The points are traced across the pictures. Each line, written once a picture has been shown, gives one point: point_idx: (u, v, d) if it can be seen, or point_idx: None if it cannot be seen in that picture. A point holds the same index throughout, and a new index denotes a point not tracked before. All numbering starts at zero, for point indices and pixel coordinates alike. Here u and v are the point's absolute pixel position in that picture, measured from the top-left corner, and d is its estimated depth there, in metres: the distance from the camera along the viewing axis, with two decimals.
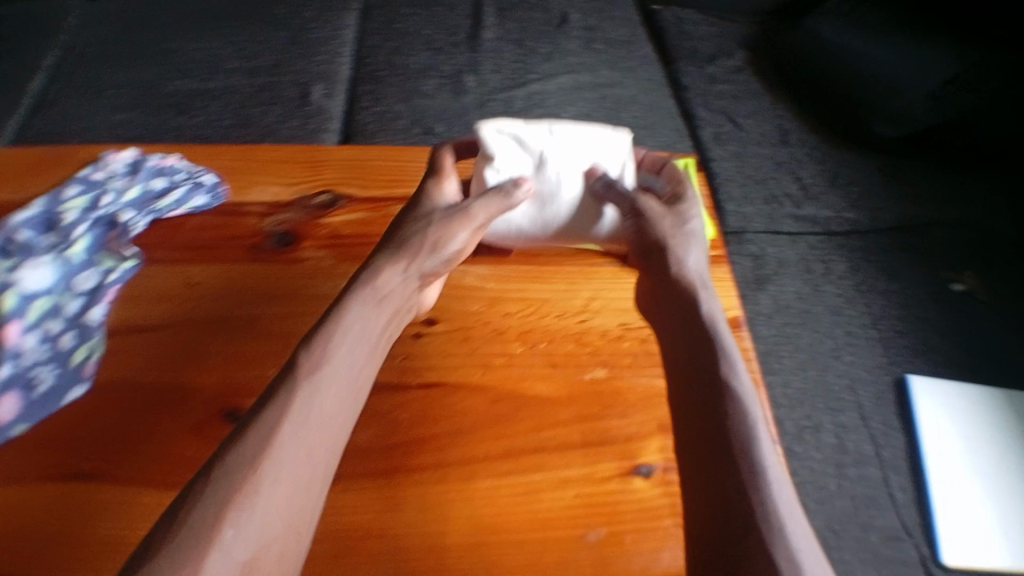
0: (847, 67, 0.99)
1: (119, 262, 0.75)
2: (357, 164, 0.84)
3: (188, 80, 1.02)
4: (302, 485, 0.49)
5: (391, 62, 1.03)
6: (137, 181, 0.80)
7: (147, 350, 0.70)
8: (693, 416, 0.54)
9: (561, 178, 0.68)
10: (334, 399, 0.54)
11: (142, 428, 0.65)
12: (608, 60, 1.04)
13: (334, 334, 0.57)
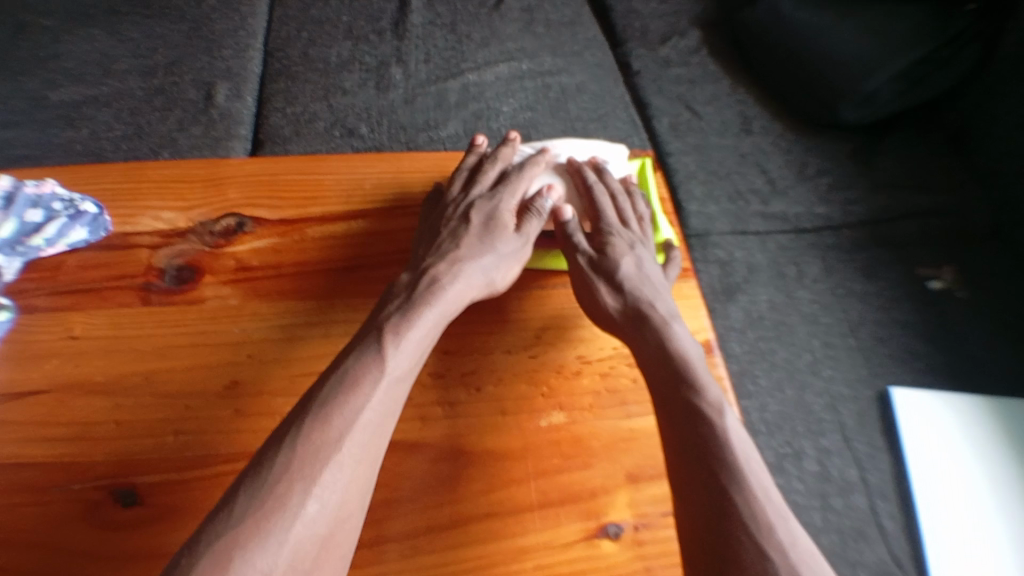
0: (807, 43, 0.90)
1: None
2: (266, 178, 0.72)
3: (73, 85, 0.88)
4: (341, 533, 0.44)
5: (307, 55, 0.90)
6: (9, 214, 0.64)
7: (20, 421, 0.58)
8: (688, 435, 0.52)
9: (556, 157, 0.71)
10: (382, 426, 0.49)
11: (25, 518, 0.53)
12: (551, 44, 0.93)
13: (393, 352, 0.52)
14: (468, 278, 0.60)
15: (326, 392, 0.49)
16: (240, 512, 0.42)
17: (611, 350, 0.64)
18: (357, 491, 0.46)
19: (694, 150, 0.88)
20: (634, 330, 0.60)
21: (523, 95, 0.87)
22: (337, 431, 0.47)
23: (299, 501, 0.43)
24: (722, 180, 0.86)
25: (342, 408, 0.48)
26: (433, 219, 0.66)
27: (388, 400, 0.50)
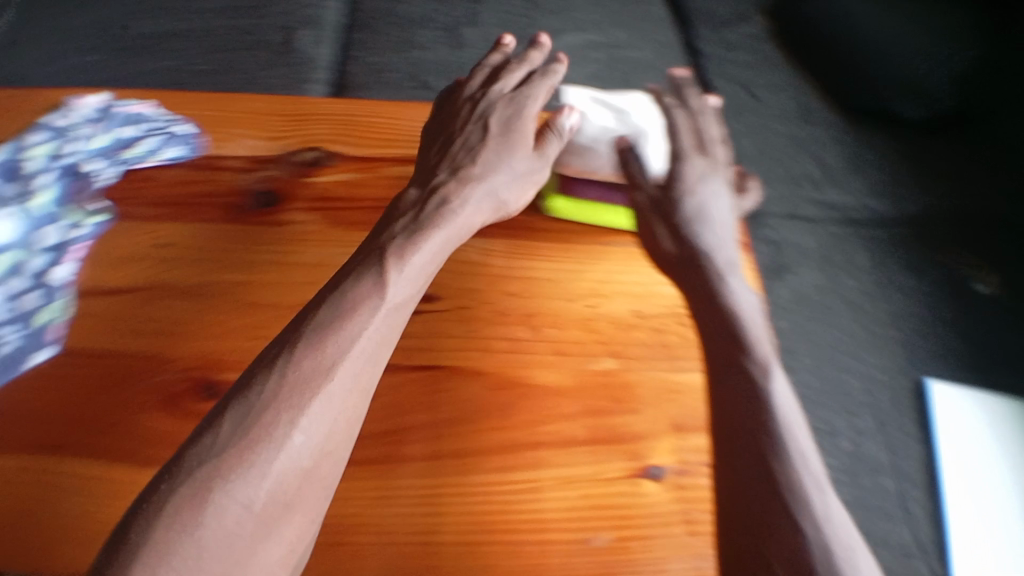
0: (863, 41, 0.95)
1: (86, 216, 0.68)
2: (346, 118, 0.75)
3: (161, 22, 0.91)
4: (326, 466, 0.44)
5: (383, 10, 0.92)
6: (108, 130, 0.74)
7: (109, 315, 0.62)
8: (726, 400, 0.50)
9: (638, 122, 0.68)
10: (379, 353, 0.48)
11: (104, 402, 0.57)
12: (620, 20, 0.96)
13: (393, 282, 0.51)
14: (477, 203, 0.62)
15: (322, 318, 0.48)
16: (224, 438, 0.42)
17: (665, 307, 0.66)
18: (342, 423, 0.45)
19: (753, 132, 0.90)
20: (684, 274, 0.61)
21: (591, 65, 0.89)
22: (324, 363, 0.45)
23: (281, 429, 0.43)
24: (779, 164, 0.89)
25: (334, 338, 0.46)
26: (445, 134, 0.69)
27: (385, 329, 0.49)
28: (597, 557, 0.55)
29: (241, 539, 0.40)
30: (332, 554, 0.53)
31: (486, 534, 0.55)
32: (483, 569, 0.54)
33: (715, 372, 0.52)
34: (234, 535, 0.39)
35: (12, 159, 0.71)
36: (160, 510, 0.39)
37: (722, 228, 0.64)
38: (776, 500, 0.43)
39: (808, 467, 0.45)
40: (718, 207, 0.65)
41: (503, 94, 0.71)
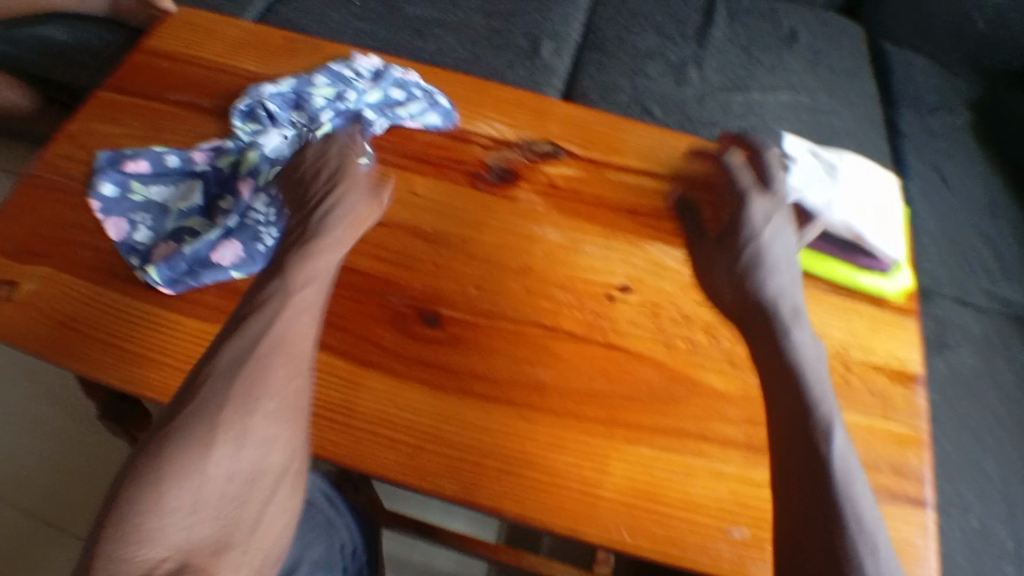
0: None
1: (353, 151, 0.80)
2: (581, 124, 0.86)
3: (425, 6, 1.03)
4: (274, 426, 0.49)
5: (619, 37, 1.03)
6: (379, 87, 0.85)
7: (363, 240, 0.75)
8: (785, 439, 0.48)
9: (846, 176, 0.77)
10: (304, 330, 0.53)
11: (348, 308, 0.71)
12: (831, 87, 1.02)
13: (297, 264, 0.56)
14: (333, 227, 0.61)
15: (252, 313, 0.53)
16: (177, 433, 0.45)
17: (831, 348, 0.73)
18: (284, 389, 0.50)
19: (937, 215, 0.96)
20: (756, 326, 0.56)
21: (797, 123, 0.96)
22: (247, 338, 0.51)
23: (234, 400, 0.48)
24: (957, 250, 0.93)
25: (253, 315, 0.52)
26: (297, 179, 0.66)
27: (307, 302, 0.55)
28: (734, 547, 0.61)
29: (226, 490, 0.45)
30: (506, 476, 0.63)
31: (639, 498, 0.63)
32: (632, 526, 0.61)
33: (769, 398, 0.51)
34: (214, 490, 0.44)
35: (300, 91, 0.84)
36: (137, 477, 0.42)
37: (790, 271, 0.60)
38: (828, 527, 0.43)
39: (859, 488, 0.46)
40: (781, 242, 0.63)
41: (347, 144, 0.68)
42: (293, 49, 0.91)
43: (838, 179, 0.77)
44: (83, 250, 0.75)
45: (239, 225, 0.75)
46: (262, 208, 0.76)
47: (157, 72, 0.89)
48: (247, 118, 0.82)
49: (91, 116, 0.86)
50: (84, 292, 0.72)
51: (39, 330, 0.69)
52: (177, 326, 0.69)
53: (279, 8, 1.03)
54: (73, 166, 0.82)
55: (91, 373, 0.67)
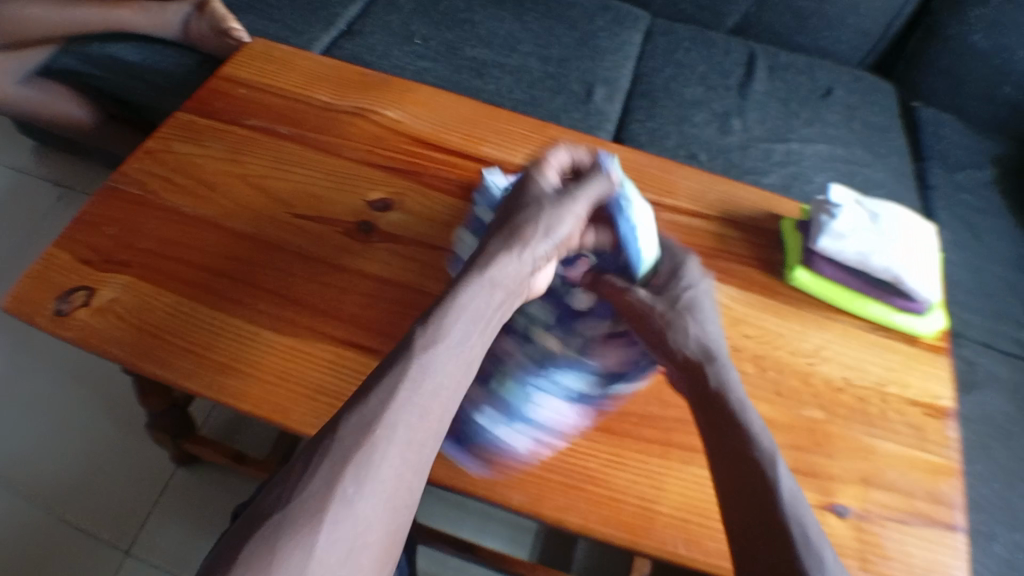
0: None
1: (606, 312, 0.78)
2: (635, 166, 0.92)
3: (486, 49, 1.09)
4: (383, 516, 0.44)
5: (667, 86, 1.09)
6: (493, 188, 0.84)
7: (432, 264, 0.80)
8: (738, 490, 0.56)
9: (888, 220, 0.83)
10: (425, 407, 0.50)
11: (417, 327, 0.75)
12: (864, 141, 1.08)
13: (425, 335, 0.54)
14: (525, 256, 0.63)
15: (377, 384, 0.50)
16: (297, 504, 0.43)
17: (870, 383, 0.77)
18: (397, 475, 0.46)
19: (966, 264, 1.01)
20: (709, 399, 0.65)
21: (833, 173, 1.02)
22: (369, 416, 0.47)
23: (348, 485, 0.44)
24: (984, 298, 0.98)
25: (378, 391, 0.49)
26: (511, 205, 0.69)
27: (431, 378, 0.51)
28: None
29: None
30: (570, 490, 0.66)
31: (695, 515, 0.66)
32: (688, 541, 0.65)
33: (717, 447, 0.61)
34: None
35: None
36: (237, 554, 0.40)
37: (707, 314, 0.73)
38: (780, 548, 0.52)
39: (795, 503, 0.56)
40: (703, 305, 0.74)
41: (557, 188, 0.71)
42: (366, 84, 0.97)
43: (879, 223, 0.83)
44: (165, 261, 0.79)
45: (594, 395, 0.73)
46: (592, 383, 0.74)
47: (234, 97, 0.94)
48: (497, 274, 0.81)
49: (172, 133, 0.90)
50: (167, 301, 0.76)
51: (125, 336, 0.73)
52: (256, 339, 0.73)
53: (347, 44, 1.09)
54: (154, 180, 0.86)
55: (174, 379, 0.70)
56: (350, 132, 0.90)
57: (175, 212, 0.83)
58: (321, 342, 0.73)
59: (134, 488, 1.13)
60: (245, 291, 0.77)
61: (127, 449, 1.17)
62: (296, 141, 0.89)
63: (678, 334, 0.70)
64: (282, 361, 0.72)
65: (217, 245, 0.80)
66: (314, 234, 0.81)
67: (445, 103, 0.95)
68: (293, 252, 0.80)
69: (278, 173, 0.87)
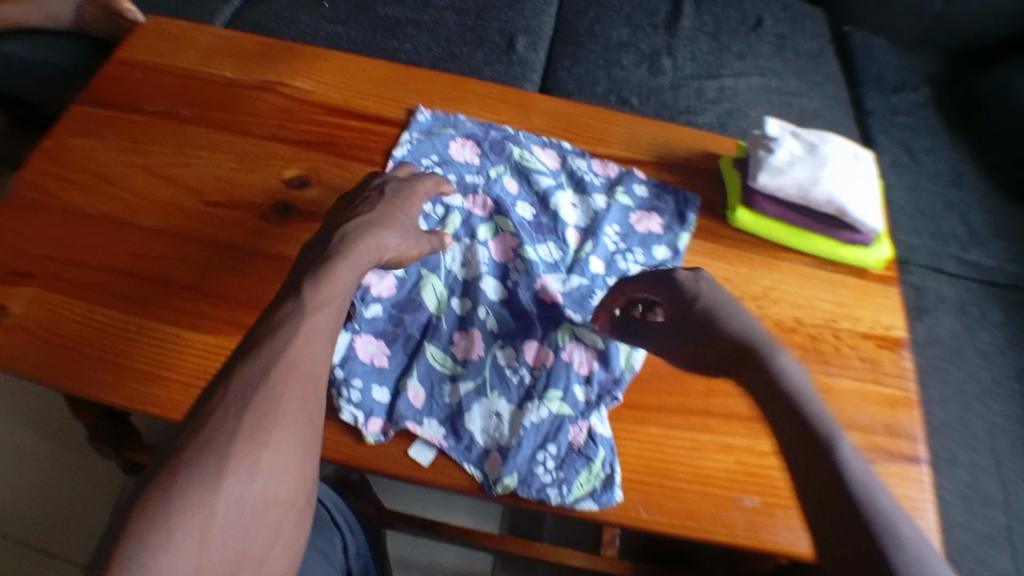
0: (1010, 125, 1.05)
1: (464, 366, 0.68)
2: (563, 116, 0.87)
3: (397, 6, 1.02)
4: (291, 453, 0.43)
5: (592, 29, 1.04)
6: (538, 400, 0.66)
7: None
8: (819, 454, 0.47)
9: (824, 146, 0.80)
10: (317, 354, 0.48)
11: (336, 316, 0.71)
12: (799, 69, 1.05)
13: (314, 288, 0.53)
14: (355, 251, 0.59)
15: (264, 340, 0.47)
16: (153, 506, 0.38)
17: (821, 320, 0.77)
18: (299, 413, 0.45)
19: (907, 187, 1.00)
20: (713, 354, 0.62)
21: (769, 106, 0.98)
22: (263, 364, 0.46)
23: (244, 436, 0.42)
24: (929, 219, 0.97)
25: (266, 340, 0.47)
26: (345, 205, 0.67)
27: (323, 327, 0.50)
28: (747, 514, 0.63)
29: (236, 527, 0.39)
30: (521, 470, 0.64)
31: (655, 476, 0.64)
32: (649, 506, 0.63)
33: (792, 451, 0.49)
34: (221, 538, 0.38)
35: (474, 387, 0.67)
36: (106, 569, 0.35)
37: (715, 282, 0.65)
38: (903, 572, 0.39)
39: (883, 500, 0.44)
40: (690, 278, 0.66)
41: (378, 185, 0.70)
42: (271, 53, 0.89)
43: (812, 149, 0.79)
44: (68, 269, 0.73)
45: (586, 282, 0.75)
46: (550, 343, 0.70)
47: (129, 82, 0.86)
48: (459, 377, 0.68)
49: (65, 129, 0.83)
50: (75, 312, 0.70)
51: (35, 353, 0.67)
52: (176, 339, 0.68)
53: (248, 13, 1.01)
54: (50, 181, 0.79)
55: (94, 393, 0.65)
56: (258, 108, 0.84)
57: (77, 212, 0.77)
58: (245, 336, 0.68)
59: (77, 500, 1.00)
60: (159, 291, 0.71)
61: (63, 462, 1.03)
62: (201, 123, 0.83)
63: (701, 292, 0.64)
64: (207, 360, 0.67)
65: (125, 244, 0.74)
66: (229, 222, 0.76)
67: (359, 67, 0.88)
68: (207, 242, 0.74)
69: (184, 160, 0.80)
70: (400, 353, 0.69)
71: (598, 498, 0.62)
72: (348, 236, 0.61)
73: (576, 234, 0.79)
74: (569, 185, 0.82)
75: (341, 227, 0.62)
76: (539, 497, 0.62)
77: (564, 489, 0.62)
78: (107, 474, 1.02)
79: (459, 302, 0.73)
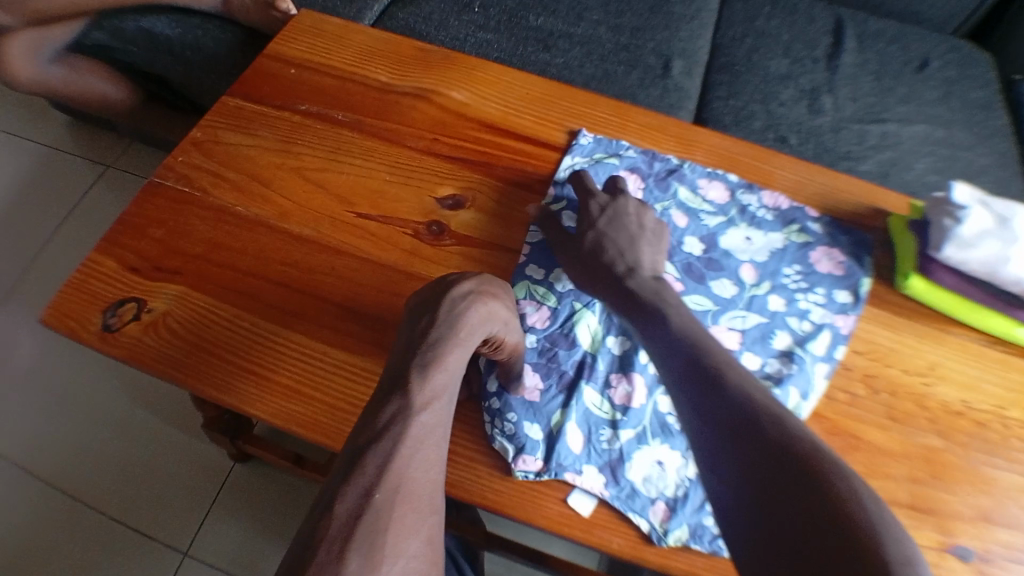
0: None
1: (623, 411, 0.66)
2: (724, 153, 0.83)
3: (551, 18, 0.98)
4: None
5: (749, 58, 0.99)
6: None
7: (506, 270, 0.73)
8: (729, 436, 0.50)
9: (1019, 217, 0.73)
10: (422, 468, 0.49)
11: None
12: (966, 120, 0.99)
13: (419, 386, 0.53)
14: (465, 343, 0.57)
15: (370, 453, 0.48)
16: None
17: (990, 406, 0.72)
18: (413, 537, 0.45)
19: None
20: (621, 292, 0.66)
21: (936, 159, 0.92)
22: (368, 481, 0.46)
23: (354, 567, 0.42)
24: None
25: (373, 452, 0.48)
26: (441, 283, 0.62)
27: (429, 430, 0.51)
28: None
29: None
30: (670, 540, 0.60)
31: None
32: None
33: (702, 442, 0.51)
34: None
35: (639, 431, 0.65)
36: None
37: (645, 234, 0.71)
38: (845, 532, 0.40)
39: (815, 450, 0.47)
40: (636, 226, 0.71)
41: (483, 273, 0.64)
42: (428, 60, 0.87)
43: (1006, 221, 0.73)
44: (216, 269, 0.72)
45: (764, 324, 0.73)
46: None
47: (284, 78, 0.85)
48: (623, 418, 0.65)
49: (217, 120, 0.82)
50: (221, 315, 0.69)
51: (181, 354, 0.67)
52: (325, 357, 0.67)
53: (399, 12, 0.98)
54: (199, 174, 0.78)
55: (237, 404, 0.64)
56: (412, 117, 0.82)
57: (226, 211, 0.76)
58: None
59: (184, 484, 1.01)
60: (307, 302, 0.70)
61: (170, 444, 1.04)
62: (355, 128, 0.81)
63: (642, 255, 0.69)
64: (355, 383, 0.66)
65: (273, 249, 0.73)
66: (380, 238, 0.74)
67: (516, 82, 0.85)
68: (355, 256, 0.73)
69: (335, 165, 0.78)
70: (555, 390, 0.66)
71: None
72: (452, 318, 0.57)
73: (752, 269, 0.76)
74: (741, 220, 0.78)
75: (446, 304, 0.58)
76: (711, 549, 0.60)
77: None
78: (213, 461, 1.03)
79: (615, 339, 0.70)
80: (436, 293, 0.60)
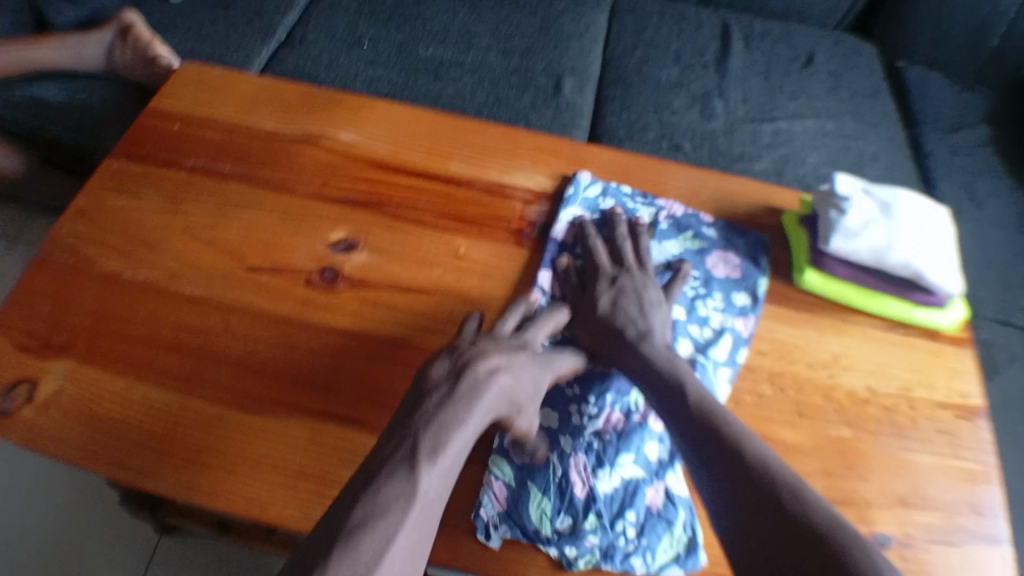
0: None
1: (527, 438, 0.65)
2: (618, 168, 0.84)
3: (439, 48, 0.98)
4: None
5: (640, 70, 1.00)
6: (606, 464, 0.64)
7: (396, 306, 0.72)
8: (765, 521, 0.48)
9: (897, 206, 0.76)
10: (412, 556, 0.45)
11: (378, 387, 0.67)
12: (854, 109, 1.01)
13: (427, 467, 0.48)
14: (481, 415, 0.54)
15: (368, 528, 0.43)
16: None
17: (895, 390, 0.73)
18: None
19: (972, 235, 0.97)
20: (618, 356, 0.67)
21: (827, 151, 0.95)
22: (364, 564, 0.41)
23: None
24: (997, 268, 0.95)
25: (369, 532, 0.43)
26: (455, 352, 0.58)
27: (425, 515, 0.47)
28: None
29: None
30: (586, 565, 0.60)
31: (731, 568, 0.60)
32: None
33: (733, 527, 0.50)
34: None
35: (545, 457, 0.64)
36: None
37: (636, 291, 0.72)
38: None
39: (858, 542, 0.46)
40: (628, 283, 0.72)
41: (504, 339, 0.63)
42: (312, 103, 0.86)
43: (886, 209, 0.75)
44: (108, 341, 0.70)
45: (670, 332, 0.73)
46: (614, 406, 0.67)
47: (169, 136, 0.83)
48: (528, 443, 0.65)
49: (101, 186, 0.80)
50: (116, 389, 0.67)
51: (73, 436, 0.64)
52: (223, 420, 0.65)
53: (285, 56, 0.98)
54: (87, 244, 0.76)
55: (136, 480, 0.62)
56: (301, 163, 0.81)
57: (114, 279, 0.73)
58: (293, 416, 0.65)
59: (109, 564, 0.97)
60: (203, 365, 0.68)
61: (91, 520, 1.00)
62: (243, 180, 0.80)
63: (628, 311, 0.70)
64: (253, 444, 0.64)
65: (168, 315, 0.71)
66: (274, 290, 0.72)
67: (405, 119, 0.85)
68: (251, 312, 0.71)
69: (225, 221, 0.77)
70: None
71: (683, 563, 0.60)
72: (466, 395, 0.54)
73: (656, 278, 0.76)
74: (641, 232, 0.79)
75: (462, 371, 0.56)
76: (623, 568, 0.60)
77: (648, 556, 0.60)
78: (139, 537, 1.00)
79: None
80: (439, 368, 0.56)
